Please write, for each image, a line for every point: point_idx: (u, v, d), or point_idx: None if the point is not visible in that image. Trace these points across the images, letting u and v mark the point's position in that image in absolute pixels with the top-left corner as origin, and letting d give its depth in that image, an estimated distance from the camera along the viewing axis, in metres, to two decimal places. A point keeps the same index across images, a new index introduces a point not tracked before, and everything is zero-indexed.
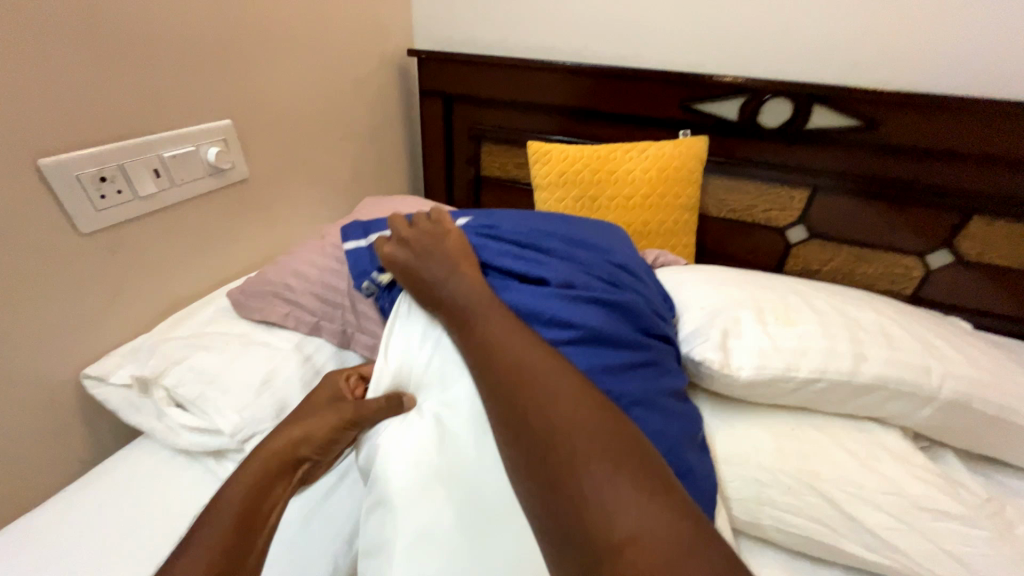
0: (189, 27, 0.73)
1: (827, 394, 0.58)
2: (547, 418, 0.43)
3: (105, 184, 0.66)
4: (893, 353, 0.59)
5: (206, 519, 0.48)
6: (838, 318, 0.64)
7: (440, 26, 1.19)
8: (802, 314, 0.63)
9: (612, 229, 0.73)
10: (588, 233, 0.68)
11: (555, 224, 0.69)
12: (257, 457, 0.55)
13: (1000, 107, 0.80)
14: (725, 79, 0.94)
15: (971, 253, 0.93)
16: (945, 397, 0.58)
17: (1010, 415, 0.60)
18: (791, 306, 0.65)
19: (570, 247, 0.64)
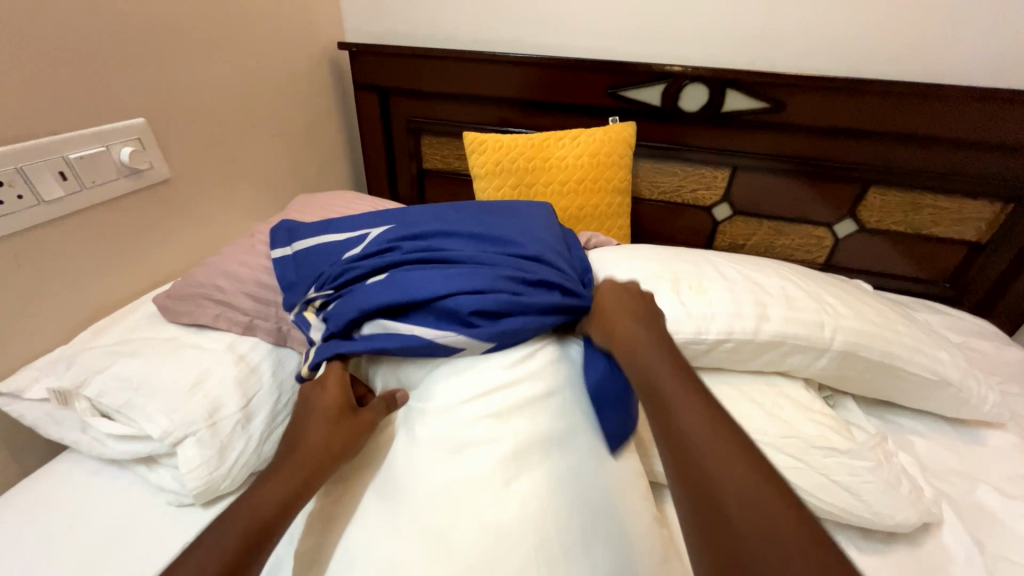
0: (90, 21, 0.69)
1: (735, 353, 0.64)
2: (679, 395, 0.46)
3: (3, 189, 0.62)
4: (792, 312, 0.66)
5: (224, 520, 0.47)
6: (746, 284, 0.70)
7: (370, 18, 1.17)
8: (713, 282, 0.69)
9: (531, 212, 0.75)
10: (494, 222, 0.71)
11: (461, 218, 0.72)
12: (291, 463, 0.53)
13: (885, 87, 0.89)
14: (646, 67, 0.98)
15: (871, 221, 1.02)
16: (836, 348, 0.65)
17: (893, 360, 0.67)
18: (704, 275, 0.70)
19: (471, 242, 0.68)
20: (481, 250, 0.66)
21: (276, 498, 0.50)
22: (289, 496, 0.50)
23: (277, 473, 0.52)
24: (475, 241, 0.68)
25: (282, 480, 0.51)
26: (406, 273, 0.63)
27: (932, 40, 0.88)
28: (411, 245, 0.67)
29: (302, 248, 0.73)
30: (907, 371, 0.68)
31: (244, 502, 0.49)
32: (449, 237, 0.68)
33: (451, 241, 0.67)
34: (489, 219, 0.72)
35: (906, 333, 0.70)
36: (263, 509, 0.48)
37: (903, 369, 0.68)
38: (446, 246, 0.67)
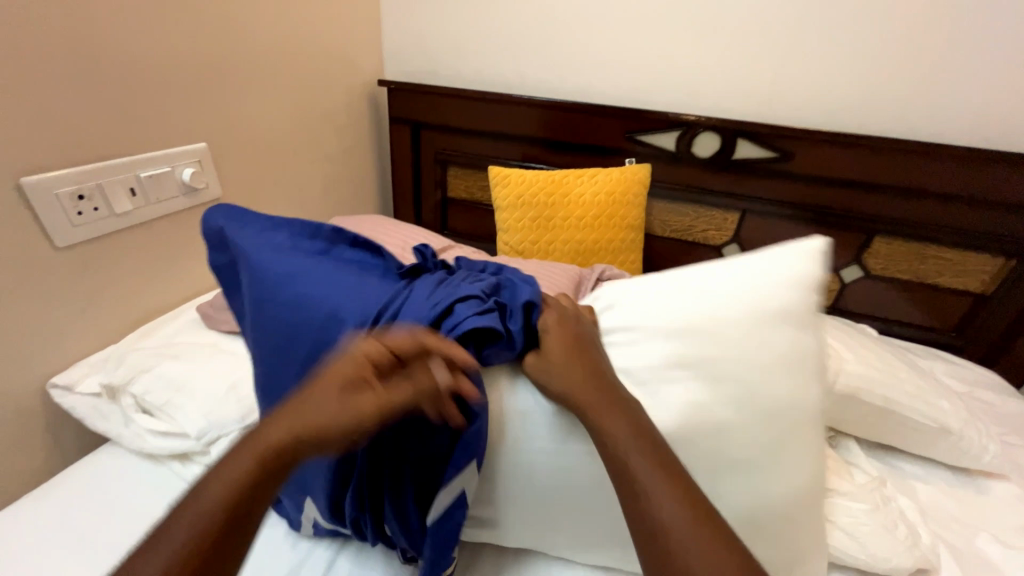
0: (169, 60, 0.80)
1: (692, 357, 0.55)
2: (620, 448, 0.47)
3: (83, 202, 0.71)
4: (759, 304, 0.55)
5: (169, 524, 0.41)
6: (734, 304, 0.55)
7: (408, 60, 1.28)
8: (678, 307, 0.57)
9: (304, 279, 0.56)
10: (320, 327, 0.54)
11: (286, 307, 0.55)
12: (245, 447, 0.44)
13: (887, 143, 0.94)
14: (661, 115, 1.06)
15: (876, 268, 1.06)
16: (801, 264, 0.54)
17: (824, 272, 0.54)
18: (662, 299, 0.58)
19: (318, 337, 0.54)
20: (336, 342, 0.53)
21: (235, 486, 0.42)
22: (244, 483, 0.42)
23: (231, 461, 0.43)
24: (329, 345, 0.53)
25: (236, 467, 0.43)
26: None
27: (930, 102, 0.94)
28: (268, 376, 0.57)
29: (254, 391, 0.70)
30: (907, 415, 0.70)
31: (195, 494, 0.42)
32: (294, 348, 0.55)
33: (299, 353, 0.55)
34: (314, 293, 0.55)
35: (904, 378, 0.72)
36: (212, 498, 0.42)
37: (902, 413, 0.70)
38: (301, 364, 0.55)
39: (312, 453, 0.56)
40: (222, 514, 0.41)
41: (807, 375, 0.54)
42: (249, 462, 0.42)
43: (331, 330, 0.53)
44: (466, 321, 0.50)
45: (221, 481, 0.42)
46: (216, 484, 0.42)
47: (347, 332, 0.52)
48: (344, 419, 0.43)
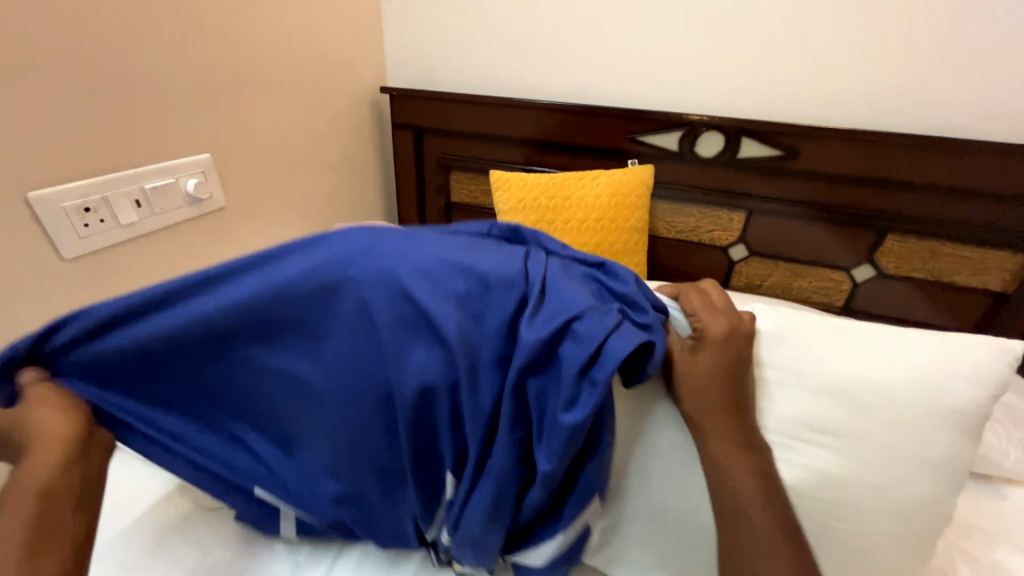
0: (171, 76, 0.82)
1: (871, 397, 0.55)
2: (739, 477, 0.52)
3: (89, 214, 0.74)
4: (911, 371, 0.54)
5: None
6: (889, 362, 0.55)
7: (410, 66, 1.29)
8: (851, 358, 0.57)
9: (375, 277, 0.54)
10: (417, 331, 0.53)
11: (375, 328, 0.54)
12: (36, 454, 0.51)
13: (897, 139, 0.92)
14: (663, 115, 1.05)
15: (889, 267, 1.02)
16: (983, 356, 0.54)
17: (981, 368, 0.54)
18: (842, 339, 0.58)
19: (415, 366, 0.52)
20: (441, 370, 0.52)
21: (51, 469, 0.50)
22: (67, 458, 0.51)
23: (24, 458, 0.51)
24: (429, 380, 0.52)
25: (33, 463, 0.50)
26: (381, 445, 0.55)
27: (942, 95, 0.91)
28: (338, 393, 0.56)
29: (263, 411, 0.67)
30: None
31: (8, 495, 0.49)
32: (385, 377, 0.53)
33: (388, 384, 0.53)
34: (402, 319, 0.53)
35: None
36: (29, 501, 0.48)
37: None
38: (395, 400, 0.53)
39: (413, 481, 0.56)
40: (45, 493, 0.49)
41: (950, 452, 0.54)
42: (52, 462, 0.50)
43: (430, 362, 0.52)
44: (605, 339, 0.49)
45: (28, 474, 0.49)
46: (25, 480, 0.49)
47: (449, 366, 0.52)
48: (55, 409, 0.54)
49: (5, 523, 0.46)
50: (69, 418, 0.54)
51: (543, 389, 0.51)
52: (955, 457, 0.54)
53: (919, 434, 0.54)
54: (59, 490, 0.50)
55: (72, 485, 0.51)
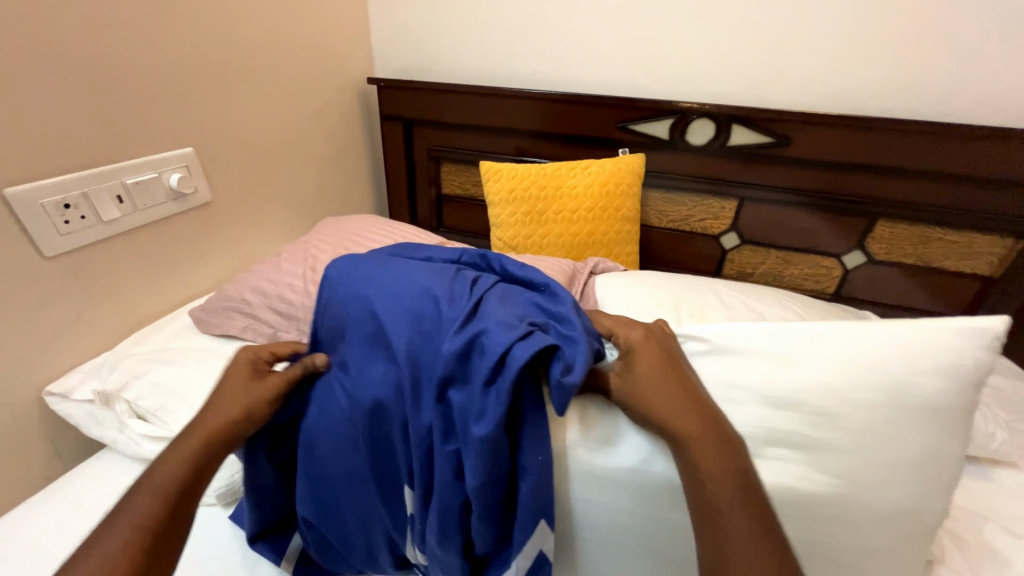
0: (152, 68, 0.80)
1: (834, 399, 0.50)
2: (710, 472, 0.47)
3: (69, 211, 0.73)
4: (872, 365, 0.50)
5: (126, 503, 0.49)
6: (860, 363, 0.50)
7: (398, 56, 1.27)
8: (808, 361, 0.52)
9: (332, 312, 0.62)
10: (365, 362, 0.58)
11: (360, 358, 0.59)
12: (189, 436, 0.55)
13: (888, 124, 0.91)
14: (654, 103, 1.04)
15: (880, 253, 1.03)
16: (951, 338, 0.49)
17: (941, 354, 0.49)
18: (795, 344, 0.54)
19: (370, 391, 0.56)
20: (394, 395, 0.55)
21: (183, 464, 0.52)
22: (198, 460, 0.54)
23: (171, 452, 0.54)
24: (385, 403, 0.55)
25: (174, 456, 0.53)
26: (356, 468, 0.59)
27: (932, 80, 0.91)
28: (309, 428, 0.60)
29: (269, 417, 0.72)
30: None
31: (141, 485, 0.51)
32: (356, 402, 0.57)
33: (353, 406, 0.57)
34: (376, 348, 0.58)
35: None
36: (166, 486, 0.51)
37: None
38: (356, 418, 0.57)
39: (381, 499, 0.59)
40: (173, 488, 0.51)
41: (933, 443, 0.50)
42: (195, 443, 0.54)
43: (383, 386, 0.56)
44: (516, 357, 0.49)
45: (167, 464, 0.52)
46: (159, 474, 0.51)
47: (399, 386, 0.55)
48: (230, 412, 0.57)
49: (136, 511, 0.48)
50: (234, 420, 0.57)
51: (465, 404, 0.51)
52: (945, 448, 0.50)
53: (900, 427, 0.49)
54: (184, 494, 0.51)
55: (193, 492, 0.52)
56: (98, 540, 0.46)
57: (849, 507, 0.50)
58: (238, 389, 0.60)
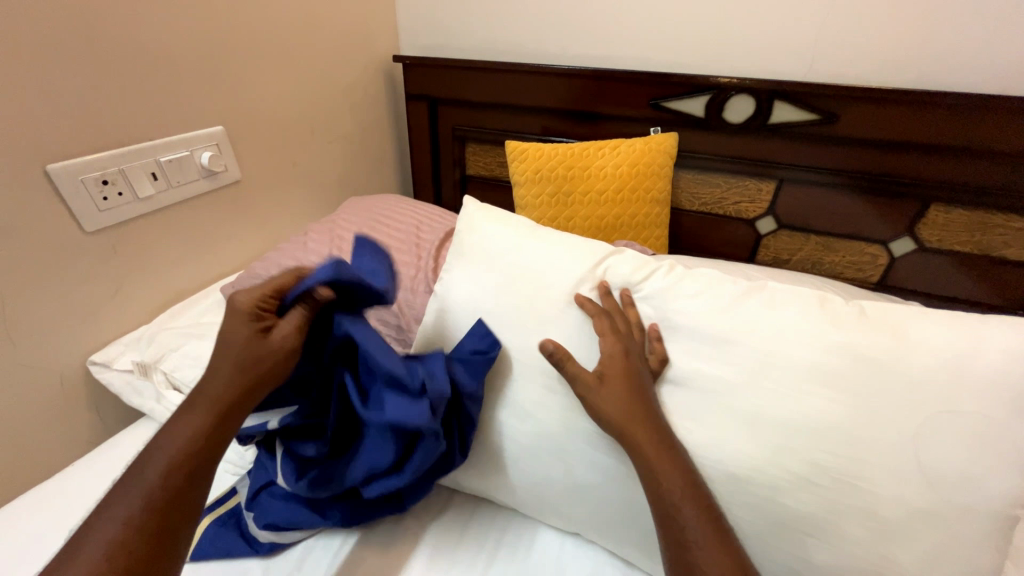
0: (183, 48, 0.81)
1: (863, 370, 0.52)
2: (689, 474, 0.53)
3: (107, 187, 0.75)
4: (941, 355, 0.51)
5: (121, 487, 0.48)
6: (930, 358, 0.51)
7: (424, 33, 1.24)
8: (854, 366, 0.52)
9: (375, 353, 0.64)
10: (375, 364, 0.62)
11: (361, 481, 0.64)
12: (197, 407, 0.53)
13: (950, 98, 0.84)
14: (690, 79, 0.98)
15: (932, 240, 0.95)
16: (1011, 338, 0.50)
17: None
18: (862, 337, 0.54)
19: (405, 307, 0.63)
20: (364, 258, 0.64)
21: (191, 438, 0.51)
22: (203, 438, 0.52)
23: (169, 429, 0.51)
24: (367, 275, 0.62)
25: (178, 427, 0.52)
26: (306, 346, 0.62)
27: (1006, 47, 0.82)
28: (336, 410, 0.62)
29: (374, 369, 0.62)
30: None
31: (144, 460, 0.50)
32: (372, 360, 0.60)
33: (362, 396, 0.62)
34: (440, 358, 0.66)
35: None
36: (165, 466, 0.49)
37: None
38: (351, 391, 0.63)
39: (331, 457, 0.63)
40: (170, 479, 0.49)
41: (975, 436, 0.48)
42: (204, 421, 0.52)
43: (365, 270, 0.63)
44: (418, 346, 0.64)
45: (173, 440, 0.51)
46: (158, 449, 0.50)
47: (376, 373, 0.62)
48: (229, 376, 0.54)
49: (123, 506, 0.47)
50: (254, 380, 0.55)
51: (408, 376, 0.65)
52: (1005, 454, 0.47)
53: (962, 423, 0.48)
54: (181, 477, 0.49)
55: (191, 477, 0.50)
56: (97, 524, 0.46)
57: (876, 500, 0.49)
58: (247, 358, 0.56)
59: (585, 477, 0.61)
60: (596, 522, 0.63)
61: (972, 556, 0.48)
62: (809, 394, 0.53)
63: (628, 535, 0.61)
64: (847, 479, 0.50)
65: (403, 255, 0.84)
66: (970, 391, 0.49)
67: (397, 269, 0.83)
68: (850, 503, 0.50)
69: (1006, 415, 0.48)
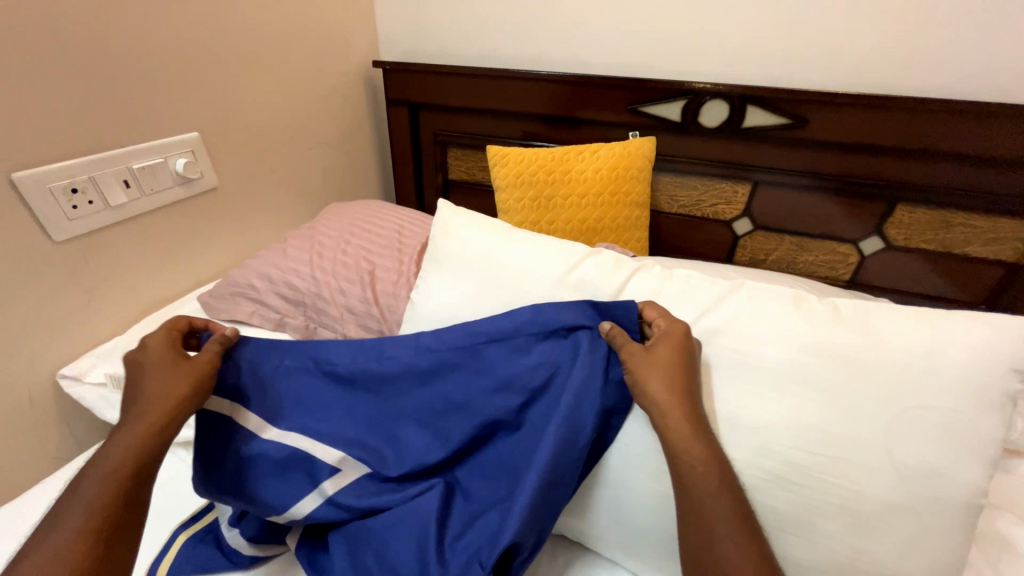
0: (156, 53, 0.80)
1: (830, 366, 0.54)
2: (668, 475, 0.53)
3: (77, 196, 0.73)
4: (905, 347, 0.53)
5: (66, 500, 0.49)
6: (900, 353, 0.53)
7: (403, 39, 1.25)
8: (823, 361, 0.54)
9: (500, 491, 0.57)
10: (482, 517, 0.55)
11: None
12: (136, 419, 0.55)
13: (911, 103, 0.88)
14: (665, 84, 1.01)
15: (899, 238, 0.99)
16: (971, 331, 0.52)
17: (992, 368, 0.50)
18: (833, 332, 0.55)
19: (571, 456, 0.55)
20: (582, 367, 0.58)
21: (134, 446, 0.53)
22: (148, 444, 0.54)
23: (117, 438, 0.53)
24: (573, 400, 0.56)
25: (127, 438, 0.53)
26: (457, 402, 0.61)
27: (958, 54, 0.87)
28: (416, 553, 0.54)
29: (461, 526, 0.56)
30: None
31: (93, 468, 0.51)
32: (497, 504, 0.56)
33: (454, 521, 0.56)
34: (535, 544, 0.55)
35: None
36: (117, 467, 0.52)
37: None
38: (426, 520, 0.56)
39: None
40: (123, 483, 0.51)
41: (940, 425, 0.50)
42: (146, 424, 0.54)
43: (590, 384, 0.57)
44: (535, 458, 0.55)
45: (115, 450, 0.52)
46: (104, 459, 0.52)
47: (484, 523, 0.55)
48: (180, 390, 0.56)
49: (73, 521, 0.48)
50: (183, 387, 0.57)
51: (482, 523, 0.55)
52: (964, 441, 0.50)
53: (925, 413, 0.51)
54: (135, 486, 0.51)
55: (147, 475, 0.53)
56: (50, 532, 0.47)
57: (841, 489, 0.51)
58: (165, 371, 0.58)
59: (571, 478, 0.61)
60: (580, 524, 0.63)
61: (939, 543, 0.50)
62: (782, 390, 0.54)
63: (612, 536, 0.62)
64: (822, 473, 0.52)
65: (386, 261, 0.85)
66: (933, 388, 0.51)
67: (379, 274, 0.83)
68: (826, 499, 0.52)
69: (967, 406, 0.50)
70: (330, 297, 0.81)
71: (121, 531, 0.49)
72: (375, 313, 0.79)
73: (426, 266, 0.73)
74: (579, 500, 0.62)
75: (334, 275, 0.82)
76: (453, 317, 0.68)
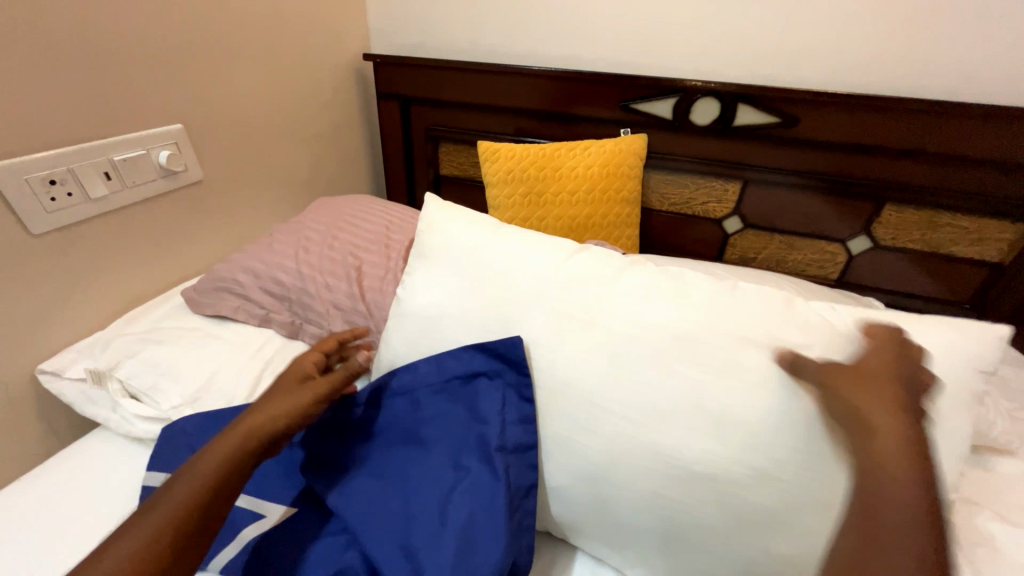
0: (139, 42, 0.78)
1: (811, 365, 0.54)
2: None
3: (55, 187, 0.71)
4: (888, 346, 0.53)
5: (157, 498, 0.50)
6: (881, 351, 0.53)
7: (395, 31, 1.23)
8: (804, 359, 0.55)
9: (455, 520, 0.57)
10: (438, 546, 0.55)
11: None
12: (237, 427, 0.57)
13: (900, 104, 0.88)
14: (657, 81, 1.00)
15: (887, 238, 1.00)
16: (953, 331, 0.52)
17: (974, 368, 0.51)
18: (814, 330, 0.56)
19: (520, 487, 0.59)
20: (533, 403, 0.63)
21: (226, 455, 0.54)
22: (242, 456, 0.55)
23: (219, 442, 0.55)
24: (498, 439, 0.60)
25: (220, 445, 0.55)
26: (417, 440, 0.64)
27: (948, 55, 0.87)
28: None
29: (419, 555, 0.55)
30: None
31: (187, 469, 0.53)
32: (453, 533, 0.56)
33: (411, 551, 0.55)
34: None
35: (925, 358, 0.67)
36: (206, 471, 0.53)
37: None
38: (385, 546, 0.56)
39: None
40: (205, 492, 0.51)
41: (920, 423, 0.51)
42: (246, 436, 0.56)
43: (513, 426, 0.62)
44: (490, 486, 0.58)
45: (213, 453, 0.54)
46: (205, 460, 0.54)
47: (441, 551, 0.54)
48: (290, 409, 0.60)
49: (155, 519, 0.48)
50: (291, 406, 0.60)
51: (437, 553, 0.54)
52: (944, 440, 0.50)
53: None
54: (211, 497, 0.51)
55: (231, 487, 0.54)
56: (132, 528, 0.48)
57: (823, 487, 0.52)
58: (301, 392, 0.62)
59: (555, 473, 0.61)
60: (564, 518, 0.64)
61: None
62: (767, 389, 0.55)
63: (596, 530, 0.62)
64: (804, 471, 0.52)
65: (373, 256, 0.84)
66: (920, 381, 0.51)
67: (366, 270, 0.82)
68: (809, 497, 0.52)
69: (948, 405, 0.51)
70: (316, 292, 0.80)
71: (188, 542, 0.49)
72: (362, 309, 0.78)
73: (414, 262, 0.72)
74: (564, 495, 0.62)
75: (321, 270, 0.82)
76: (440, 314, 0.68)
